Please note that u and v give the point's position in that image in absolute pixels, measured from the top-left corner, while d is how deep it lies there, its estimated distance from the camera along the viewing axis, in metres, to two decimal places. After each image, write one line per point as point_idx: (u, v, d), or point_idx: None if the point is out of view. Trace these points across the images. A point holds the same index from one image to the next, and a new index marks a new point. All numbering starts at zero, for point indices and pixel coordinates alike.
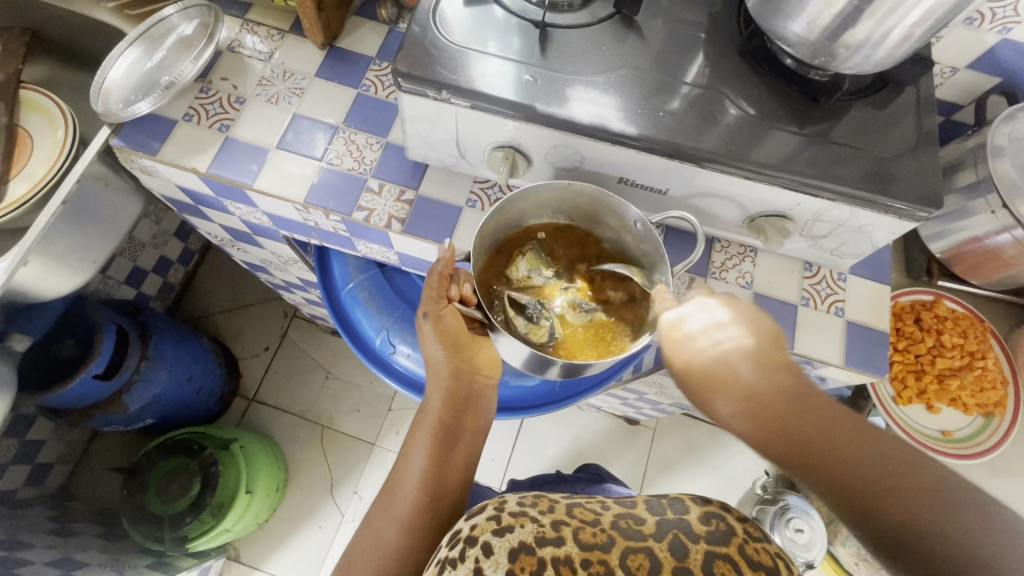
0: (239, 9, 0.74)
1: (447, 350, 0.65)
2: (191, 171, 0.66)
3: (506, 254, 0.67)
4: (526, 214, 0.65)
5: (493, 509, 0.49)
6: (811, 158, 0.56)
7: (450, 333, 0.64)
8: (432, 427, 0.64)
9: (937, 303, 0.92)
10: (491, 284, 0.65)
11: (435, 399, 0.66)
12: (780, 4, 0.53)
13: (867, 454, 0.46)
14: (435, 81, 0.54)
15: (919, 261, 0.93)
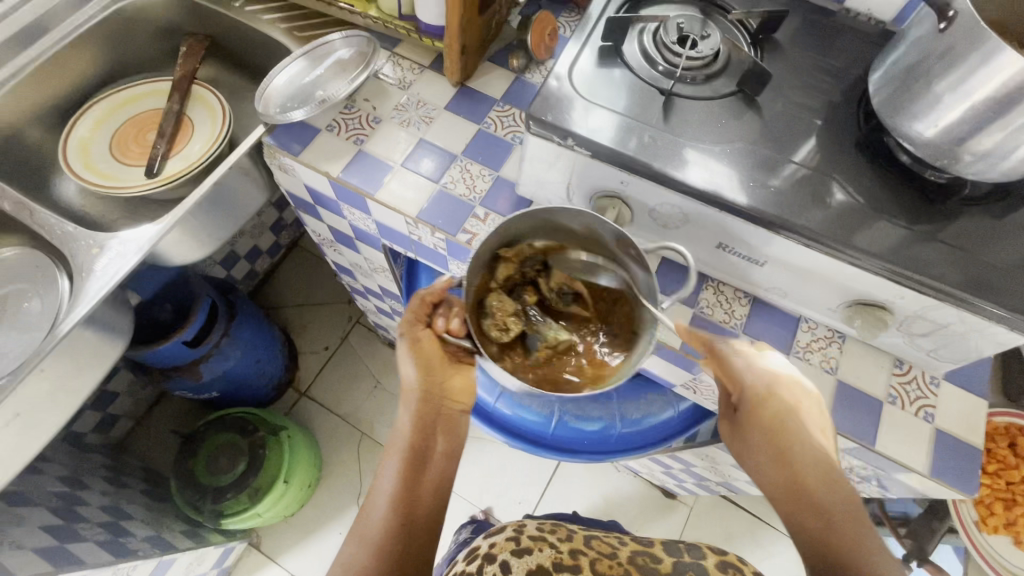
0: (391, 42, 0.83)
1: (420, 372, 0.66)
2: (324, 174, 0.74)
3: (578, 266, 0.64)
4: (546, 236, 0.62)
5: (513, 531, 0.68)
6: (915, 253, 0.55)
7: (427, 355, 0.66)
8: (402, 452, 0.64)
9: None
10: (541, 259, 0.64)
11: (405, 420, 0.66)
12: (905, 105, 0.56)
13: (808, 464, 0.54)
14: (563, 129, 0.58)
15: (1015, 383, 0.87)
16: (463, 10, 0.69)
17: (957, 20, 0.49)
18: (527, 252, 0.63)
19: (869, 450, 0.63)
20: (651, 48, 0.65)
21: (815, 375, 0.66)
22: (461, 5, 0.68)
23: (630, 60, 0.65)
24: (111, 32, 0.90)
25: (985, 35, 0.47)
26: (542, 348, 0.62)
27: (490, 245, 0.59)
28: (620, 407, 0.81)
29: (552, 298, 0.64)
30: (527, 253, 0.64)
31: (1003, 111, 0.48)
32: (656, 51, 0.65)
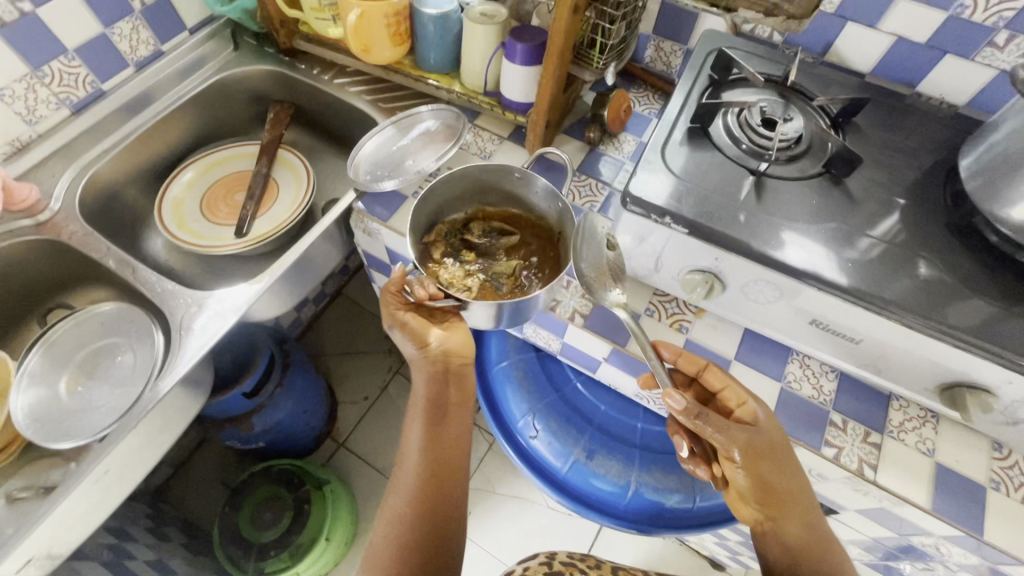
0: (472, 113, 0.88)
1: (416, 347, 0.68)
2: (410, 240, 0.76)
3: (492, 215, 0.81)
4: (446, 208, 0.79)
5: (544, 558, 0.71)
6: (1007, 331, 0.55)
7: (417, 331, 0.68)
8: (422, 410, 0.68)
9: None
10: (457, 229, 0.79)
11: (419, 384, 0.69)
12: (1001, 191, 0.57)
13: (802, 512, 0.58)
14: (661, 208, 0.61)
15: None
16: (553, 91, 0.73)
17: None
18: (445, 229, 0.78)
19: (980, 541, 0.59)
20: (736, 129, 0.68)
21: (912, 456, 0.63)
22: (553, 87, 0.72)
23: (717, 140, 0.68)
24: (211, 100, 0.97)
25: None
26: (503, 280, 0.73)
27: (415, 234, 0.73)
28: (698, 480, 0.77)
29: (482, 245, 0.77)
30: (444, 232, 0.79)
31: None
32: (741, 132, 0.68)
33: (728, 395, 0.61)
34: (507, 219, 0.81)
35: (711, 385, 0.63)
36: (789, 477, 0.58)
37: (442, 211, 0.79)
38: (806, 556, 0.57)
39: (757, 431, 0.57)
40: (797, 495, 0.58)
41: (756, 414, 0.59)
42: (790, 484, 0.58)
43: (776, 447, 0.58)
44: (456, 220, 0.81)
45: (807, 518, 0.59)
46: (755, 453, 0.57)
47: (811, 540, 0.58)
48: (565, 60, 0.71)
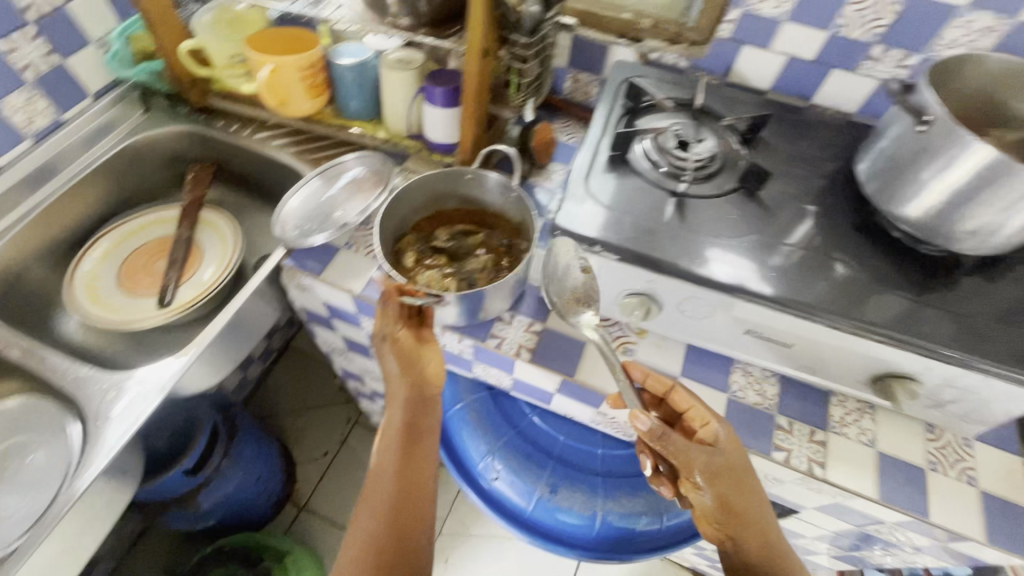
0: (400, 156, 0.88)
1: (402, 368, 0.66)
2: (346, 291, 0.74)
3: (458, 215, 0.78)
4: (409, 218, 0.76)
5: None
6: (923, 322, 0.59)
7: (406, 351, 0.67)
8: (396, 433, 0.64)
9: None
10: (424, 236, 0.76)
11: (395, 405, 0.66)
12: (895, 192, 0.61)
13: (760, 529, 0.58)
14: (590, 238, 0.62)
15: None
16: (477, 129, 0.74)
17: (933, 124, 0.55)
18: (412, 239, 0.74)
19: (925, 522, 0.62)
20: (654, 152, 0.71)
21: (855, 448, 0.66)
22: (476, 126, 0.73)
23: (636, 164, 0.70)
24: (122, 167, 0.92)
25: (960, 136, 0.53)
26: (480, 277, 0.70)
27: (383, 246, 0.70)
28: (665, 498, 0.77)
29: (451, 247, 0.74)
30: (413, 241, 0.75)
31: (984, 191, 0.54)
32: (659, 155, 0.70)
33: (692, 412, 0.61)
34: (473, 217, 0.78)
35: (678, 406, 0.63)
36: (747, 495, 0.58)
37: (406, 222, 0.76)
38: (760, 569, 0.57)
39: (716, 453, 0.58)
40: (757, 512, 0.58)
41: (718, 434, 0.59)
42: (750, 504, 0.58)
43: (736, 468, 0.58)
44: (421, 226, 0.77)
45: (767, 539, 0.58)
46: (710, 476, 0.57)
47: (766, 555, 0.57)
48: (485, 99, 0.72)
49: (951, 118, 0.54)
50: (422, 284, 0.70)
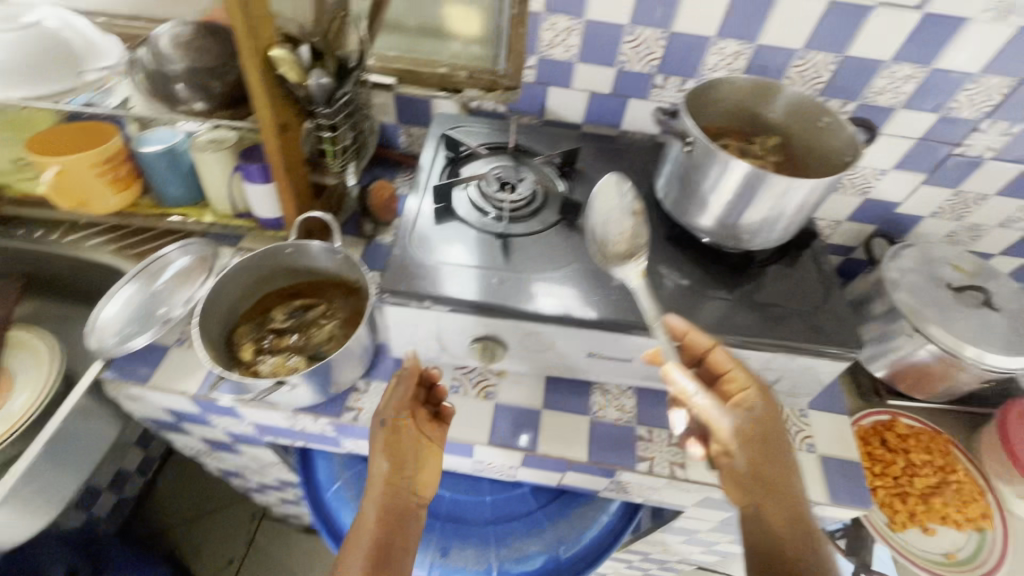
0: (233, 237, 0.83)
1: (390, 463, 0.58)
2: (180, 394, 0.68)
3: (293, 290, 0.76)
4: (239, 305, 0.73)
5: None
6: (733, 318, 0.64)
7: (399, 445, 0.59)
8: (370, 531, 0.55)
9: (894, 421, 0.87)
10: (260, 318, 0.73)
11: (370, 509, 0.56)
12: (687, 206, 0.68)
13: (783, 521, 0.56)
14: (418, 294, 0.62)
15: (866, 384, 0.91)
16: (296, 202, 0.72)
17: (695, 144, 0.62)
18: (246, 326, 0.71)
19: None
20: (478, 199, 0.73)
21: None
22: (293, 199, 0.71)
23: (462, 212, 0.72)
24: None
25: (714, 152, 0.60)
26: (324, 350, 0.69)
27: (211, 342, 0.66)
28: (554, 532, 0.77)
29: (288, 323, 0.72)
30: (247, 328, 0.72)
31: (749, 195, 0.61)
32: (483, 201, 0.73)
33: (727, 384, 0.60)
34: (310, 288, 0.76)
35: (718, 366, 0.60)
36: (772, 463, 0.58)
37: (236, 309, 0.72)
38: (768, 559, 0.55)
39: (761, 410, 0.59)
40: (790, 496, 0.57)
41: (764, 402, 0.59)
42: (780, 472, 0.58)
43: (772, 432, 0.59)
44: (249, 314, 0.73)
45: (806, 523, 0.56)
46: (771, 437, 0.59)
47: (795, 528, 0.56)
48: (298, 171, 0.70)
49: (708, 139, 0.61)
50: (263, 371, 0.67)
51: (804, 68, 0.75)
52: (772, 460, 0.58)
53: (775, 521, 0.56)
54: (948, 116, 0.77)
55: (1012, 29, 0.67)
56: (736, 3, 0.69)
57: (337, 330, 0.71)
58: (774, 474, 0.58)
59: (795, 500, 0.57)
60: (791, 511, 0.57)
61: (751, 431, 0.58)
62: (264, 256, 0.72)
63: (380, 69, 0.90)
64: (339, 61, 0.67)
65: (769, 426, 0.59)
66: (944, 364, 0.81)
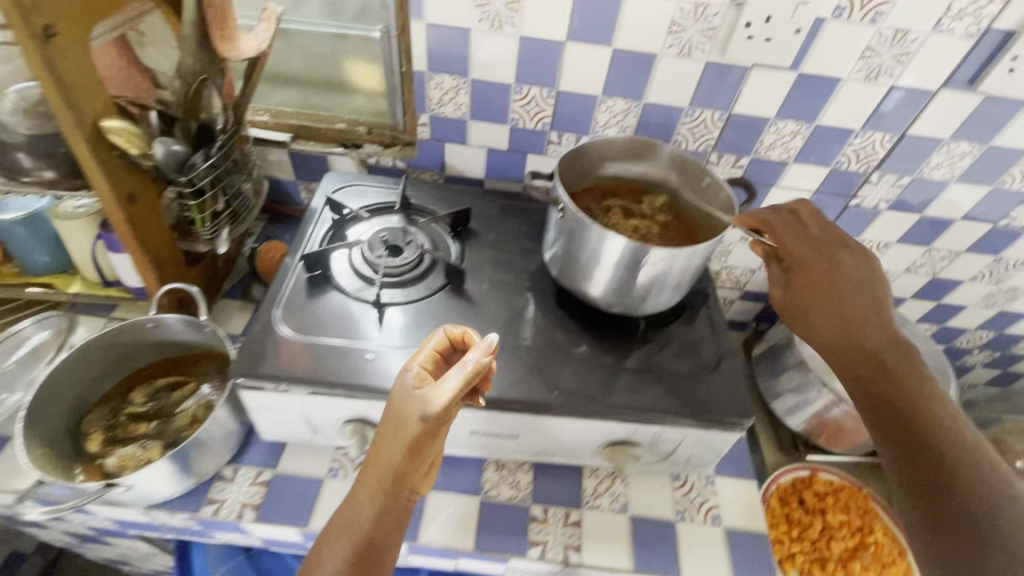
0: (105, 307, 0.77)
1: (423, 429, 0.47)
2: (13, 494, 0.60)
3: (157, 367, 0.70)
4: (90, 389, 0.66)
5: None
6: (619, 389, 0.61)
7: (438, 416, 0.47)
8: (378, 482, 0.48)
9: (813, 478, 0.84)
10: (115, 403, 0.66)
11: (395, 452, 0.47)
12: (572, 271, 0.65)
13: (927, 399, 0.51)
14: (273, 377, 0.57)
15: (785, 437, 0.89)
16: (156, 273, 0.66)
17: (566, 210, 0.60)
18: (97, 414, 0.64)
19: None
20: (359, 265, 0.69)
21: (608, 519, 0.66)
22: (151, 270, 0.65)
23: (338, 281, 0.67)
24: None
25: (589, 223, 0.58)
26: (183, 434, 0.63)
27: (48, 441, 0.59)
28: None
29: (146, 406, 0.66)
30: (99, 416, 0.65)
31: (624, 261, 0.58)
32: (364, 266, 0.69)
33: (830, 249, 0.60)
34: (176, 363, 0.70)
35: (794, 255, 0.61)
36: (862, 328, 0.56)
37: (86, 395, 0.65)
38: (938, 487, 0.46)
39: (832, 273, 0.58)
40: (908, 367, 0.53)
41: (845, 267, 0.59)
42: (881, 335, 0.55)
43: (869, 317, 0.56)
44: (109, 396, 0.67)
45: (969, 444, 0.48)
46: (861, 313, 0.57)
47: (944, 435, 0.49)
48: (158, 240, 0.65)
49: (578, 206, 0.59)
50: (110, 467, 0.60)
51: (693, 125, 0.74)
52: (861, 336, 0.56)
53: (895, 402, 0.52)
54: (839, 169, 0.78)
55: (884, 89, 0.67)
56: (615, 64, 0.68)
57: (197, 410, 0.65)
58: (878, 367, 0.54)
59: (906, 366, 0.53)
60: (917, 379, 0.52)
61: (832, 291, 0.57)
62: (117, 335, 0.65)
63: (274, 126, 0.85)
64: (199, 125, 0.64)
65: (866, 283, 0.58)
66: (855, 418, 0.78)
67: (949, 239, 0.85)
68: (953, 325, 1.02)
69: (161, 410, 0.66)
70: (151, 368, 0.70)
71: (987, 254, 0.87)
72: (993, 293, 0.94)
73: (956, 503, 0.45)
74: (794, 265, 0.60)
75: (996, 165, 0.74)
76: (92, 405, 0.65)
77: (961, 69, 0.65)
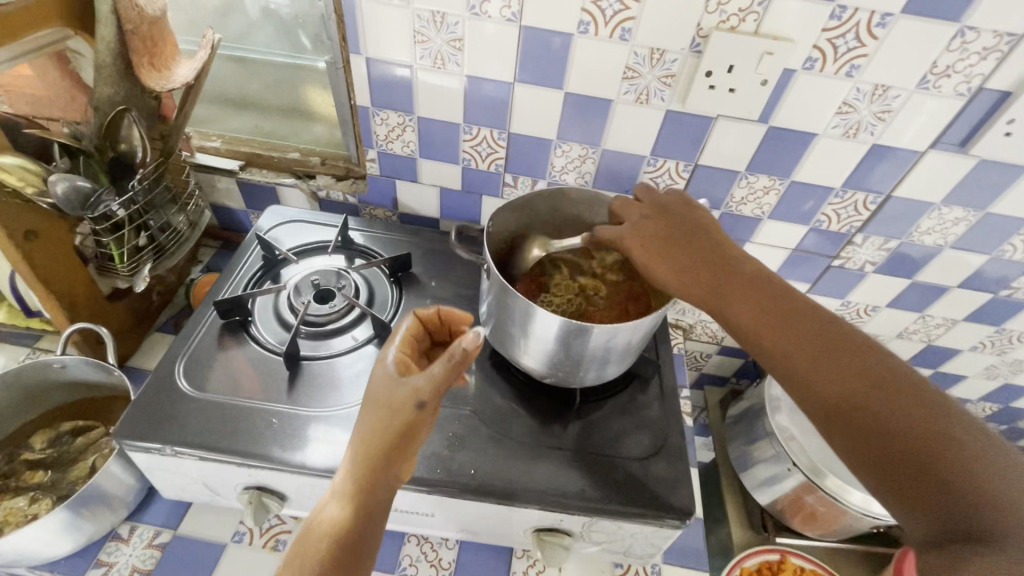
0: (29, 337, 0.74)
1: (407, 404, 0.43)
2: None
3: (70, 409, 0.66)
4: None
5: None
6: (548, 472, 0.56)
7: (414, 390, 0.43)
8: (363, 459, 0.43)
9: (784, 563, 0.74)
10: (16, 447, 0.62)
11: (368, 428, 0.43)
12: (505, 333, 0.60)
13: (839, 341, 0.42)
14: (162, 439, 0.52)
15: (755, 513, 0.81)
16: (66, 309, 0.62)
17: (493, 275, 0.57)
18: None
19: None
20: (284, 309, 0.65)
21: None
22: (60, 307, 0.61)
23: (259, 326, 0.64)
24: None
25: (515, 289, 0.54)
26: (75, 486, 0.59)
27: None
28: None
29: (45, 454, 0.62)
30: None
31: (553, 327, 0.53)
32: (288, 314, 0.64)
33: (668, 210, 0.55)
34: (88, 407, 0.66)
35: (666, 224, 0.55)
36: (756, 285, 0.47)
37: None
38: (883, 447, 0.37)
39: (691, 224, 0.53)
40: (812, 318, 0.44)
41: (696, 212, 0.54)
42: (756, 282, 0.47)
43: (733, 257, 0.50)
44: (11, 439, 0.63)
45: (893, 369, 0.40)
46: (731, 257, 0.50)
47: (861, 367, 0.40)
48: (69, 276, 0.61)
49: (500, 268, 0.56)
50: None
51: (656, 175, 0.68)
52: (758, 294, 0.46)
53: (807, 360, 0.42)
54: (819, 228, 0.71)
55: (865, 146, 0.61)
56: (568, 108, 0.63)
57: (93, 459, 0.60)
58: (781, 307, 0.45)
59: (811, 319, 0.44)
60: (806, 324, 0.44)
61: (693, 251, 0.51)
62: (15, 380, 0.60)
63: (225, 154, 0.80)
64: (116, 156, 0.61)
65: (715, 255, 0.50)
66: (828, 504, 0.70)
67: (945, 307, 0.77)
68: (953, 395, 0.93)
69: (60, 458, 0.61)
70: (62, 410, 0.66)
71: (988, 325, 0.79)
72: (996, 366, 0.86)
73: (924, 470, 0.35)
74: (661, 228, 0.53)
75: (995, 233, 0.66)
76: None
77: (951, 131, 0.58)
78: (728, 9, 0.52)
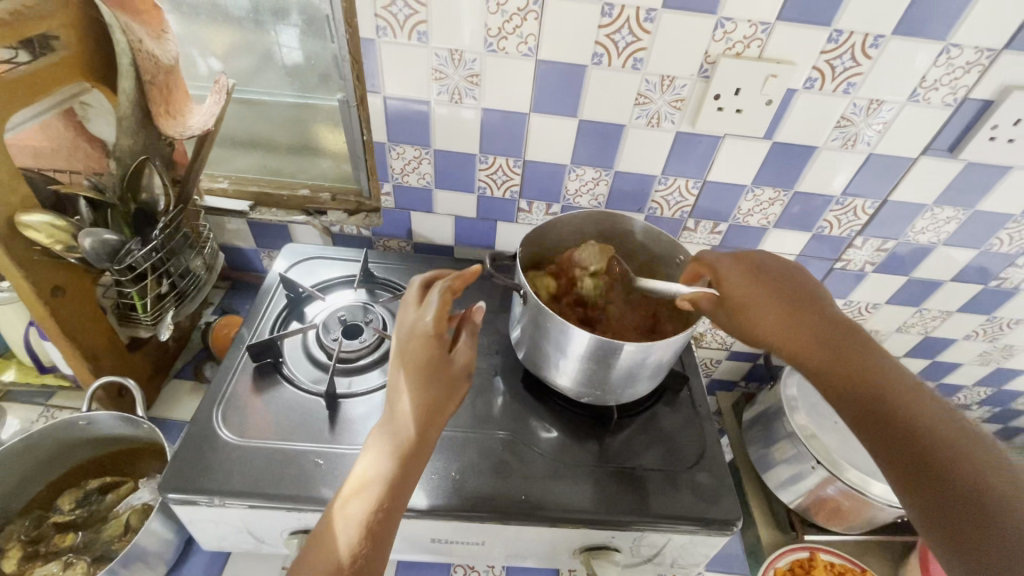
0: (43, 395, 0.71)
1: (455, 375, 0.48)
2: None
3: (94, 465, 0.64)
4: (11, 495, 0.59)
5: None
6: (596, 489, 0.57)
7: (455, 365, 0.48)
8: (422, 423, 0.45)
9: (814, 560, 0.76)
10: (42, 510, 0.60)
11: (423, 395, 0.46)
12: (539, 357, 0.61)
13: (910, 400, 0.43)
14: (208, 489, 0.51)
15: (781, 513, 0.83)
16: (90, 364, 0.61)
17: (529, 298, 0.58)
18: (20, 526, 0.58)
19: None
20: (314, 348, 0.65)
21: None
22: (85, 361, 0.60)
23: (290, 367, 0.64)
24: None
25: (551, 312, 0.56)
26: (112, 546, 0.57)
27: None
28: None
29: (73, 514, 0.60)
30: (19, 527, 0.59)
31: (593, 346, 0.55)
32: (319, 352, 0.65)
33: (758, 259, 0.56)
34: (114, 461, 0.65)
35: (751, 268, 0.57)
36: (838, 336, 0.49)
37: (8, 502, 0.59)
38: (945, 491, 0.37)
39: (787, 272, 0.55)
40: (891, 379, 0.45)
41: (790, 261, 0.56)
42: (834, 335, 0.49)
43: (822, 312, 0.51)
44: (35, 502, 0.61)
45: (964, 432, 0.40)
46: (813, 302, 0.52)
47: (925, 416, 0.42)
48: (93, 328, 0.60)
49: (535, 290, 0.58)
50: None
51: (666, 193, 0.71)
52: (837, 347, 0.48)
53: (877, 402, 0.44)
54: (822, 233, 0.75)
55: (862, 156, 0.65)
56: (582, 133, 0.65)
57: (127, 514, 0.59)
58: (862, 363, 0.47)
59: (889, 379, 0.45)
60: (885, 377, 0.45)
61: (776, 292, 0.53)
62: (41, 439, 0.59)
63: (234, 194, 0.80)
64: (138, 207, 0.62)
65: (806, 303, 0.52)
66: (852, 497, 0.73)
67: (940, 300, 0.82)
68: (950, 383, 0.98)
69: (88, 517, 0.60)
70: (87, 468, 0.64)
71: (980, 314, 0.83)
72: (989, 352, 0.90)
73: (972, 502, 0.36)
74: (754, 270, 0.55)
75: (983, 229, 0.71)
76: (16, 514, 0.60)
77: (940, 137, 0.62)
78: (734, 37, 0.56)
